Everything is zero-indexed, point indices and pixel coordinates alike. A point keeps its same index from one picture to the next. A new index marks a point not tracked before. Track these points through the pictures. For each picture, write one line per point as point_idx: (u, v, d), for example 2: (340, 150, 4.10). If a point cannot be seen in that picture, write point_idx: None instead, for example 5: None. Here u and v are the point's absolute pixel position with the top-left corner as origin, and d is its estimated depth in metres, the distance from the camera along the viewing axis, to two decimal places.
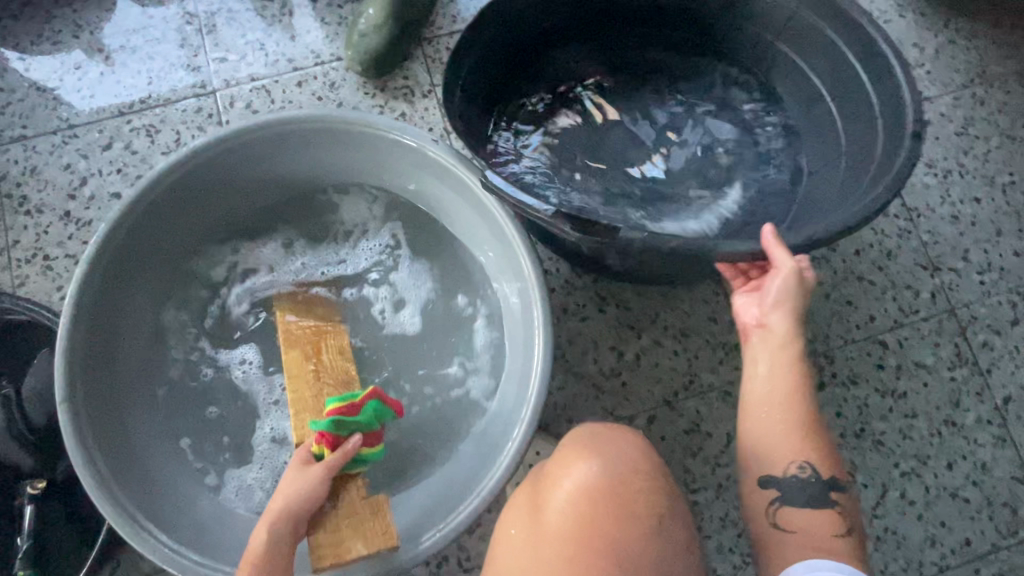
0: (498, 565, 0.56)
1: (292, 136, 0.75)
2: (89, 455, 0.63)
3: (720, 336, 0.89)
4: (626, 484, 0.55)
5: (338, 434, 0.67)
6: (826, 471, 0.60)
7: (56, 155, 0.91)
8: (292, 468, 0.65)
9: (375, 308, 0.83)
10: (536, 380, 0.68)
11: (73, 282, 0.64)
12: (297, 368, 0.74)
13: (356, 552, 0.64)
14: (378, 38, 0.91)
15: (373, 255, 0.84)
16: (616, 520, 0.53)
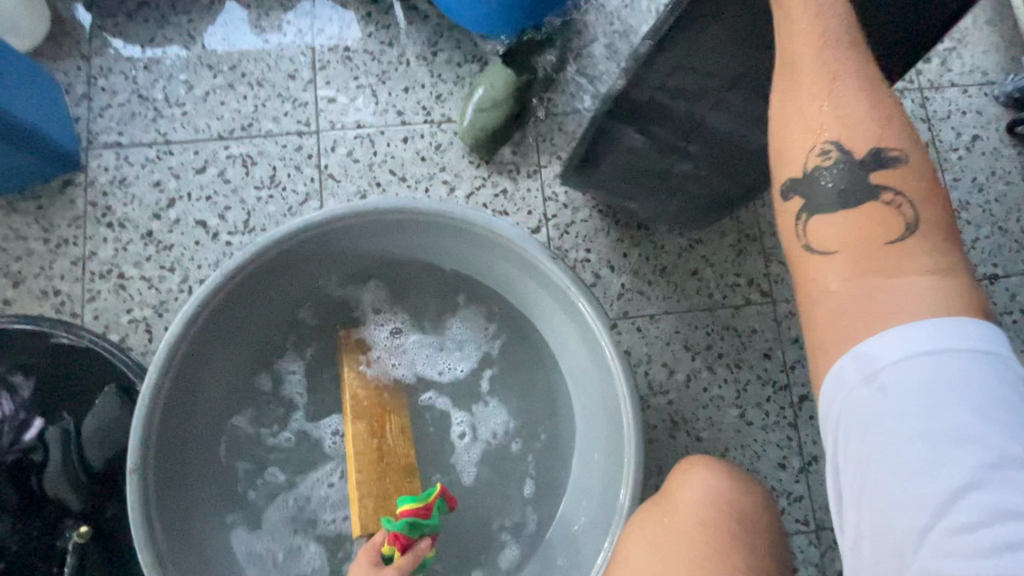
0: None
1: (397, 222, 0.70)
2: (153, 540, 0.59)
3: (786, 484, 0.86)
4: (743, 494, 0.56)
5: (411, 535, 0.63)
6: (862, 149, 0.44)
7: (148, 169, 0.88)
8: (361, 566, 0.60)
9: (453, 429, 0.82)
10: (609, 541, 0.62)
11: (158, 359, 0.60)
12: (364, 446, 0.71)
13: None
14: (496, 116, 0.88)
15: (459, 370, 0.84)
16: (742, 525, 0.55)
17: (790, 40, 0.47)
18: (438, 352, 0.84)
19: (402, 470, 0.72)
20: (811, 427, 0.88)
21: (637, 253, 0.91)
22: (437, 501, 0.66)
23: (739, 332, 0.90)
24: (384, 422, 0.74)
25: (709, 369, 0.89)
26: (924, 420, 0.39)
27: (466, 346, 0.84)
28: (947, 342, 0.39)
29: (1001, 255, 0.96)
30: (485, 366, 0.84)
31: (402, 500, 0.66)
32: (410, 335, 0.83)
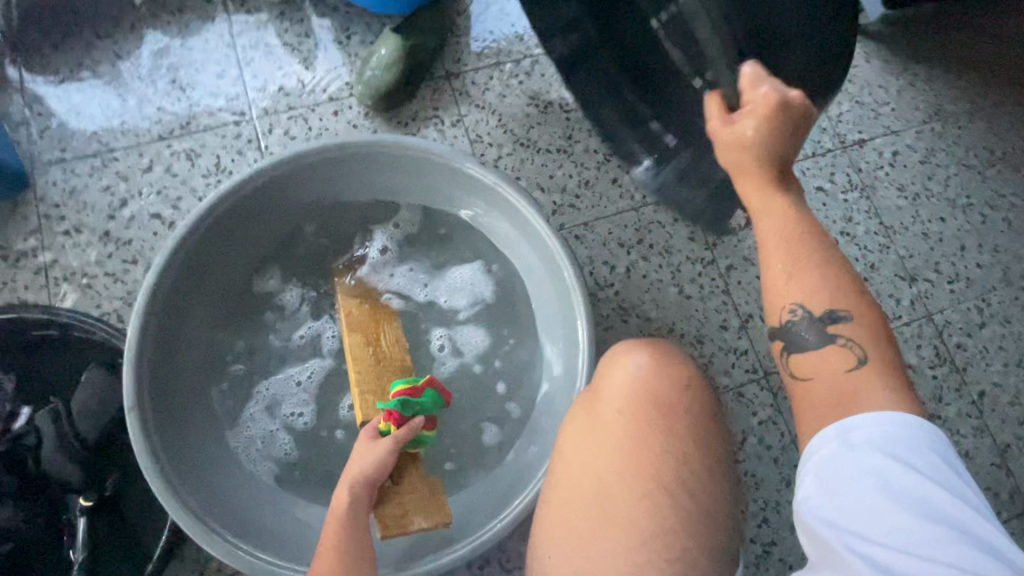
0: (558, 515, 0.59)
1: (341, 161, 0.79)
2: (159, 465, 0.64)
3: (731, 342, 0.97)
4: (662, 380, 0.61)
5: (403, 413, 0.70)
6: (820, 307, 0.56)
7: (96, 177, 0.93)
8: (361, 443, 0.68)
9: (435, 344, 0.87)
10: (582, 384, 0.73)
11: (138, 302, 0.66)
12: (360, 353, 0.77)
13: (417, 524, 0.69)
14: (389, 76, 0.98)
15: (443, 300, 0.89)
16: (658, 409, 0.60)
17: (761, 229, 0.61)
18: (434, 287, 0.89)
19: (398, 369, 0.77)
20: (742, 290, 1.00)
21: (560, 173, 1.03)
22: (427, 387, 0.74)
23: (663, 224, 1.02)
24: (381, 326, 0.80)
25: (644, 259, 1.00)
26: (883, 474, 0.47)
27: (461, 291, 0.89)
28: (902, 426, 0.49)
29: (863, 123, 1.13)
30: (467, 296, 0.89)
31: (395, 383, 0.74)
32: (396, 267, 0.89)
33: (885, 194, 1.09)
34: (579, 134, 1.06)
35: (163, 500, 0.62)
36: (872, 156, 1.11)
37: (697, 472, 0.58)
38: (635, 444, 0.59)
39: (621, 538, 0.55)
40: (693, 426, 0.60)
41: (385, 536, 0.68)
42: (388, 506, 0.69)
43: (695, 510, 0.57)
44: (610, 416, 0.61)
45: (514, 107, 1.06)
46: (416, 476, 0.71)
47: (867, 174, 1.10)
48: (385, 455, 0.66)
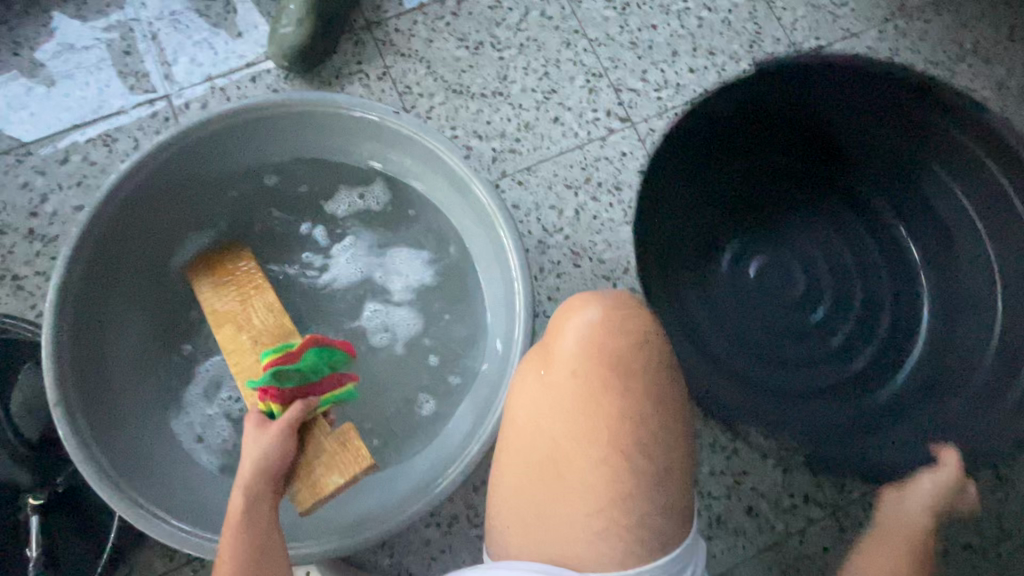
0: (507, 487, 0.57)
1: (253, 125, 0.76)
2: (89, 454, 0.63)
3: None
4: (618, 338, 0.55)
5: (281, 386, 0.66)
6: None
7: (12, 175, 0.90)
8: (249, 431, 0.64)
9: (368, 310, 0.87)
10: (521, 328, 0.71)
11: (50, 292, 0.65)
12: (236, 345, 0.73)
13: (334, 484, 0.66)
14: (301, 32, 0.92)
15: (380, 276, 0.87)
16: (611, 370, 0.54)
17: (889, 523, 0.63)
18: (380, 263, 0.88)
19: (276, 338, 0.74)
20: None
21: (498, 117, 0.97)
22: (307, 349, 0.68)
23: (610, 159, 0.97)
24: (249, 302, 0.76)
25: (592, 200, 0.96)
26: None
27: (401, 273, 0.87)
28: None
29: (820, 28, 1.06)
30: (407, 268, 0.87)
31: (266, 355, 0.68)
32: (334, 246, 0.87)
33: None
34: (514, 74, 1.00)
35: (96, 487, 0.61)
36: None
37: (655, 437, 0.54)
38: (589, 410, 0.54)
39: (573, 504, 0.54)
40: (649, 385, 0.55)
41: (305, 514, 0.66)
42: (300, 488, 0.66)
43: (652, 475, 0.54)
44: (563, 381, 0.55)
45: (443, 53, 0.99)
46: (323, 437, 0.67)
47: None
48: (273, 436, 0.63)
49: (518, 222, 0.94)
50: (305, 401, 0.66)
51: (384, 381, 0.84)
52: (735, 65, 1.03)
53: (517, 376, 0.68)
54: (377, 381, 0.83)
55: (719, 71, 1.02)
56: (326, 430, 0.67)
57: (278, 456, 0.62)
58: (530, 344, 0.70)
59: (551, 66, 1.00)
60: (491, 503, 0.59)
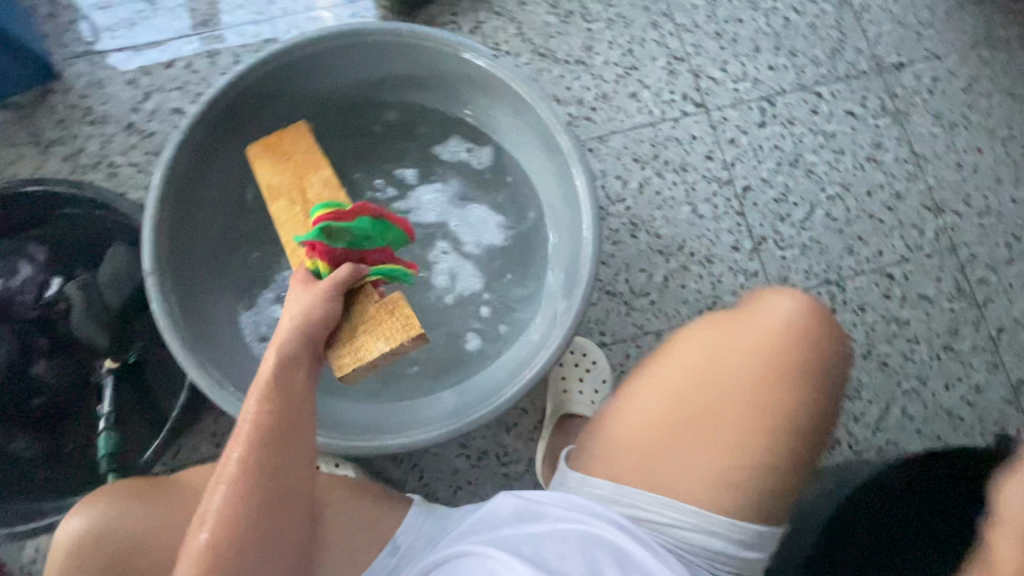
0: (645, 409, 0.58)
1: (358, 49, 0.81)
2: (173, 322, 0.67)
3: (742, 263, 0.96)
4: (817, 335, 0.58)
5: (330, 244, 0.66)
6: None
7: (120, 71, 0.96)
8: (295, 286, 0.64)
9: (438, 249, 0.90)
10: (583, 274, 0.73)
11: (158, 169, 0.70)
12: (290, 216, 0.75)
13: (374, 349, 0.62)
14: None
15: (456, 223, 0.91)
16: (799, 354, 0.57)
17: None
18: (457, 211, 0.91)
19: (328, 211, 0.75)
20: (757, 213, 0.98)
21: (578, 85, 1.00)
22: (361, 214, 0.69)
23: (680, 140, 1.00)
24: (308, 168, 0.77)
25: (658, 176, 0.98)
26: None
27: (476, 225, 0.90)
28: None
29: (904, 46, 1.07)
30: (480, 216, 0.90)
31: (320, 212, 0.70)
32: (419, 185, 0.92)
33: (919, 122, 1.04)
34: (599, 46, 1.03)
35: (177, 352, 0.66)
36: (910, 81, 1.06)
37: (802, 429, 0.55)
38: (759, 376, 0.56)
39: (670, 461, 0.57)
40: (807, 388, 0.56)
41: (342, 377, 0.63)
42: (338, 346, 0.64)
43: (781, 459, 0.54)
44: (745, 341, 0.58)
45: (534, 16, 1.03)
46: (369, 303, 0.64)
47: (902, 100, 1.05)
48: (317, 290, 0.62)
49: None
50: (353, 263, 0.64)
51: (438, 313, 0.88)
52: (815, 69, 1.05)
53: (576, 317, 0.71)
54: (434, 314, 0.87)
55: (798, 72, 1.04)
56: (373, 297, 0.64)
57: (316, 319, 0.60)
58: (591, 290, 0.73)
59: (636, 44, 1.03)
60: (604, 410, 0.62)
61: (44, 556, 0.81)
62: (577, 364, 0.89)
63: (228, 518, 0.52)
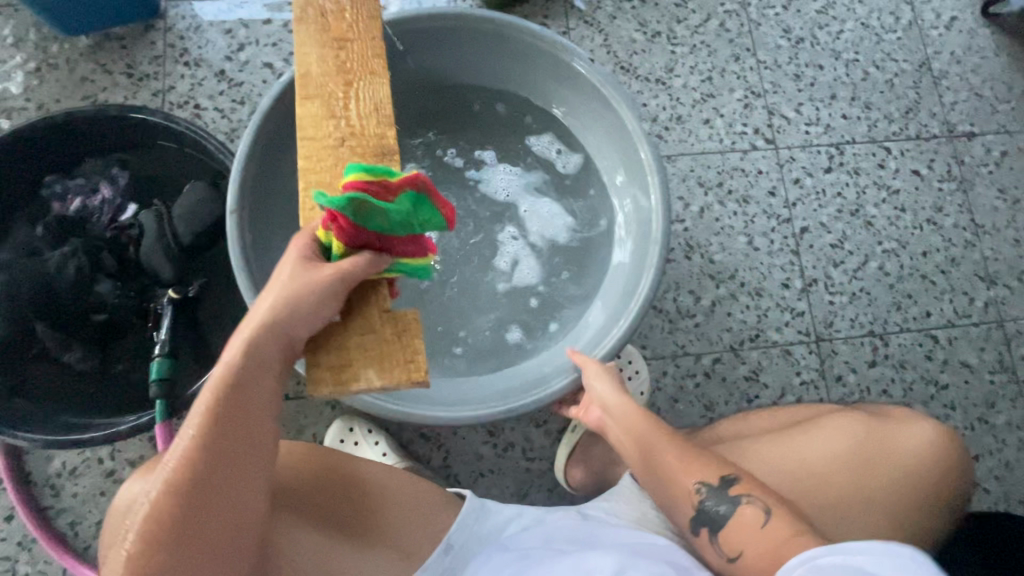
0: (773, 456, 0.68)
1: (460, 33, 0.83)
2: (246, 262, 0.70)
3: (789, 301, 0.97)
4: (942, 462, 0.65)
5: (353, 221, 0.55)
6: None
7: (220, 19, 0.99)
8: (298, 261, 0.55)
9: (508, 232, 0.92)
10: (646, 281, 0.74)
11: (257, 112, 0.73)
12: (318, 133, 0.60)
13: (361, 376, 0.54)
14: None
15: (528, 210, 0.93)
16: (918, 472, 0.65)
17: None
18: (531, 201, 0.93)
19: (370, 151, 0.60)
20: (811, 254, 0.99)
21: (654, 103, 1.02)
22: (404, 189, 0.56)
23: (746, 172, 1.01)
24: (353, 91, 0.62)
25: (719, 203, 1.00)
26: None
27: (545, 219, 0.92)
28: None
29: (978, 117, 1.08)
30: (553, 209, 0.93)
31: (352, 170, 0.55)
32: (501, 166, 0.95)
33: (983, 193, 1.05)
34: (680, 69, 1.05)
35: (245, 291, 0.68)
36: (979, 152, 1.07)
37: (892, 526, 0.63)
38: (878, 472, 0.65)
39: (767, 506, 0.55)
40: (917, 514, 0.64)
41: (314, 396, 0.54)
42: (326, 354, 0.55)
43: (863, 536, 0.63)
44: (880, 444, 0.66)
45: (621, 31, 1.05)
46: (376, 316, 0.57)
47: (969, 169, 1.06)
48: (322, 282, 0.53)
49: None
50: (373, 258, 0.56)
51: (489, 299, 0.89)
52: (887, 125, 1.06)
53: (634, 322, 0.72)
54: (488, 302, 0.89)
55: (870, 125, 1.06)
56: (383, 307, 0.57)
57: (308, 319, 0.53)
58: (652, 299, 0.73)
59: (716, 73, 1.05)
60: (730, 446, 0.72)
61: (71, 470, 0.82)
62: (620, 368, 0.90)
63: (149, 541, 0.47)
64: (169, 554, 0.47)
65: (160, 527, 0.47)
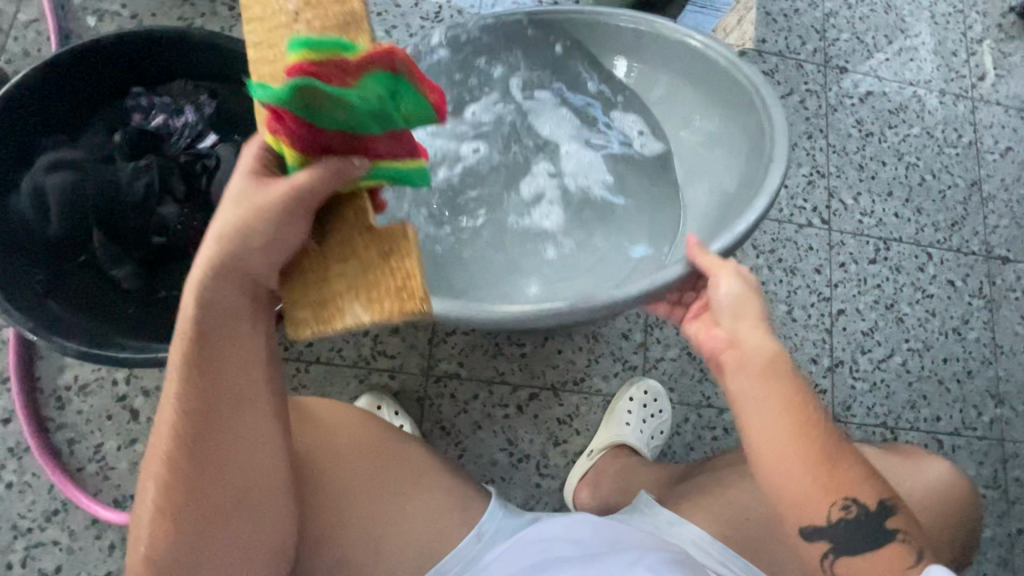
0: None
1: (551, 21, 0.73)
2: None
3: (815, 376, 0.99)
4: (941, 501, 0.66)
5: (305, 119, 0.39)
6: None
7: None
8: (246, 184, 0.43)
9: (537, 167, 0.74)
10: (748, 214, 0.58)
11: None
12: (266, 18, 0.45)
13: (348, 311, 0.43)
14: None
15: (565, 150, 0.75)
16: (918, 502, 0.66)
17: None
18: (579, 141, 0.75)
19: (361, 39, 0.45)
20: (842, 337, 1.02)
21: None
22: (374, 66, 0.40)
23: (798, 245, 1.05)
24: None
25: (767, 267, 1.02)
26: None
27: (582, 163, 0.74)
28: None
29: (1015, 244, 1.14)
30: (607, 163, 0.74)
31: (293, 47, 0.38)
32: (551, 83, 0.76)
33: (1007, 316, 1.10)
34: None
35: None
36: (1010, 277, 1.12)
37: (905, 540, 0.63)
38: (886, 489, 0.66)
39: (828, 469, 0.47)
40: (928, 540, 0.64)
41: (298, 339, 0.45)
42: (301, 291, 0.45)
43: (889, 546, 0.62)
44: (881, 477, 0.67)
45: None
46: (358, 237, 0.45)
47: (998, 290, 1.11)
48: (279, 207, 0.42)
49: None
50: (339, 165, 0.41)
51: None
52: (933, 232, 1.11)
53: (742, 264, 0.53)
54: (491, 253, 0.70)
55: (918, 228, 1.10)
56: (366, 224, 0.45)
57: (265, 251, 0.43)
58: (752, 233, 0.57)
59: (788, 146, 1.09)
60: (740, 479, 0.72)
61: (81, 387, 0.79)
62: (646, 405, 0.89)
63: (162, 526, 0.47)
64: (183, 537, 0.47)
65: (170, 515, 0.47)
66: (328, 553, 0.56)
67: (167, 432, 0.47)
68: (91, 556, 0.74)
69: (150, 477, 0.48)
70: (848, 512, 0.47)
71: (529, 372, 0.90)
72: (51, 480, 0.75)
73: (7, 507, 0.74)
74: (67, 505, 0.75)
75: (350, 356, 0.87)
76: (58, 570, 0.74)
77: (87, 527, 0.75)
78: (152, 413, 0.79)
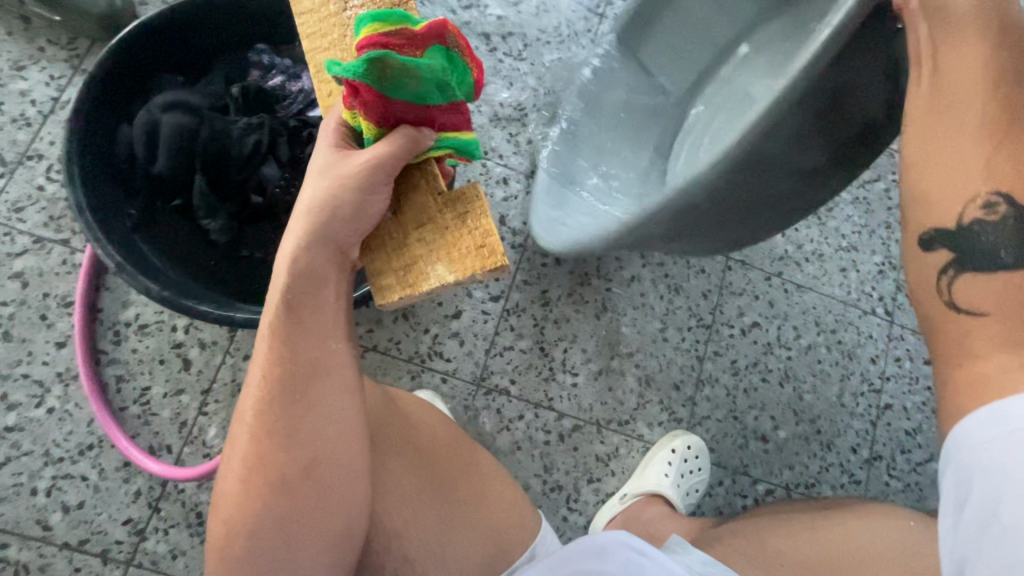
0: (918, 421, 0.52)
1: None
2: None
3: (852, 466, 0.97)
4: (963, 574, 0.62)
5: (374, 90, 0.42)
6: None
7: None
8: (332, 156, 0.47)
9: None
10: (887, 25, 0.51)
11: None
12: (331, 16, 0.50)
13: (429, 270, 0.46)
14: None
15: None
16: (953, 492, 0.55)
17: None
18: None
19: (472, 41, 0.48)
20: (886, 432, 0.99)
21: (804, 233, 1.02)
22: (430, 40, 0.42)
23: (859, 331, 1.01)
24: None
25: (825, 346, 0.99)
26: None
27: None
28: None
29: None
30: None
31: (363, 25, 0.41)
32: None
33: None
34: (837, 210, 1.04)
35: None
36: None
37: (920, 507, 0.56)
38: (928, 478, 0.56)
39: (1003, 152, 0.41)
40: None
41: (385, 305, 0.48)
42: (383, 262, 0.48)
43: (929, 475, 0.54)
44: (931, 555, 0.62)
45: None
46: (432, 201, 0.47)
47: None
48: (358, 174, 0.44)
49: (766, 319, 0.98)
50: (414, 134, 0.44)
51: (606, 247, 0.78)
52: None
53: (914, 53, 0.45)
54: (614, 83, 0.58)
55: None
56: (437, 191, 0.47)
57: (349, 221, 0.45)
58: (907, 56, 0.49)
59: (867, 231, 1.04)
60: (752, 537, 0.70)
61: (140, 326, 0.77)
62: (686, 460, 0.87)
63: (243, 490, 0.46)
64: (265, 499, 0.45)
65: (257, 475, 0.46)
66: (396, 541, 0.55)
67: (254, 398, 0.47)
68: (115, 499, 0.73)
69: (235, 443, 0.48)
70: (989, 229, 0.41)
71: (578, 404, 0.89)
72: (92, 413, 0.74)
73: (43, 432, 0.73)
74: (102, 442, 0.74)
75: (407, 350, 0.86)
76: (79, 506, 0.72)
77: (117, 468, 0.74)
78: (204, 367, 0.77)
